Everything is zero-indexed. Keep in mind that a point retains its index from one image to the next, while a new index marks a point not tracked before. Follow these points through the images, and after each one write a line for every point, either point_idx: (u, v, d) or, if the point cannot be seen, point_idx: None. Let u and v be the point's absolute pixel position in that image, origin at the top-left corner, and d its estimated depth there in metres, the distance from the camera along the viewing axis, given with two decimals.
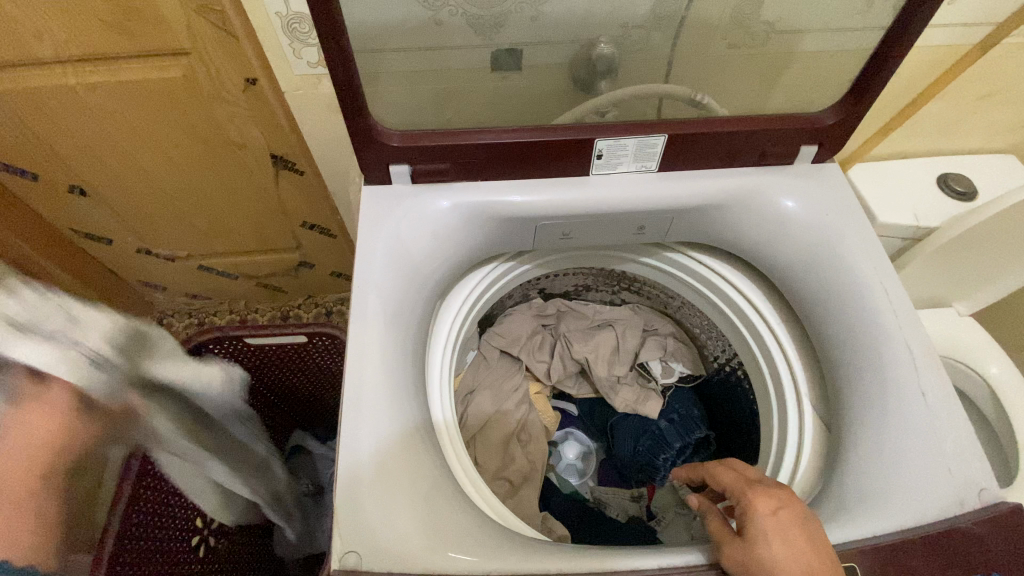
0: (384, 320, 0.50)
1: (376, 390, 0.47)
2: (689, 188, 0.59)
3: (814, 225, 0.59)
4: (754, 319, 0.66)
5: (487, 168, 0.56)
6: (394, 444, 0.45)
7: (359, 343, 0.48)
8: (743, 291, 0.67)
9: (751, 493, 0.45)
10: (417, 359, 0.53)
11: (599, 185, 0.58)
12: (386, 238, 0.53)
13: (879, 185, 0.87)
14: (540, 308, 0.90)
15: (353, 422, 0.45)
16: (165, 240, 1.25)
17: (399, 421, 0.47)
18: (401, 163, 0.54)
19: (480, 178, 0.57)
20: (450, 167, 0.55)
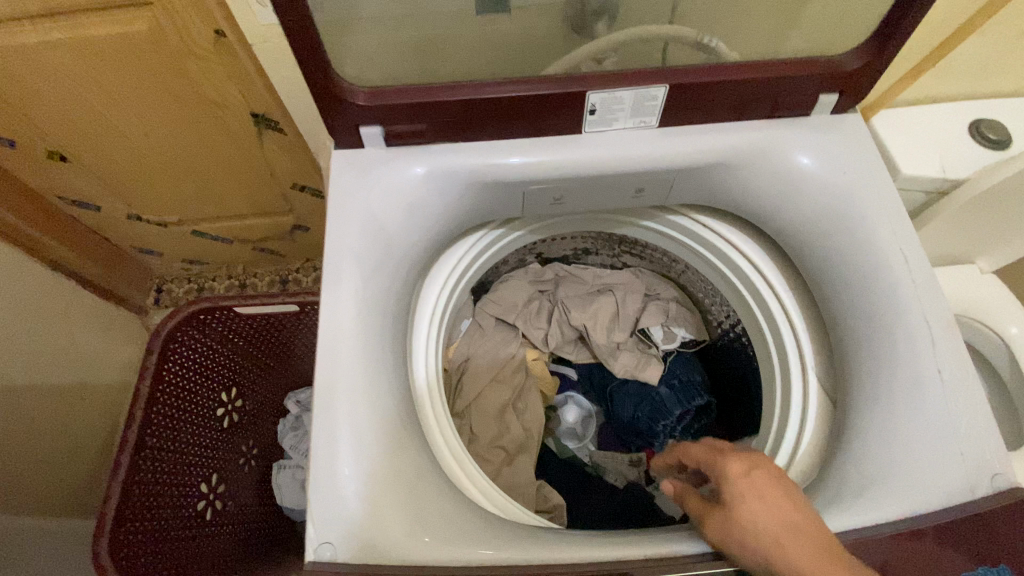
0: (359, 299, 0.46)
1: (351, 377, 0.44)
2: (692, 145, 0.54)
3: (831, 185, 0.54)
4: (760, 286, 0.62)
5: (469, 128, 0.51)
6: (375, 433, 0.43)
7: (332, 325, 0.46)
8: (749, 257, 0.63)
9: (723, 461, 0.45)
10: (398, 338, 0.50)
11: (593, 144, 0.53)
12: (360, 209, 0.49)
13: (905, 133, 0.80)
14: (537, 273, 0.87)
15: (328, 409, 0.43)
16: (154, 205, 1.22)
17: (378, 407, 0.45)
18: (372, 124, 0.49)
19: (461, 138, 0.52)
20: (427, 129, 0.50)
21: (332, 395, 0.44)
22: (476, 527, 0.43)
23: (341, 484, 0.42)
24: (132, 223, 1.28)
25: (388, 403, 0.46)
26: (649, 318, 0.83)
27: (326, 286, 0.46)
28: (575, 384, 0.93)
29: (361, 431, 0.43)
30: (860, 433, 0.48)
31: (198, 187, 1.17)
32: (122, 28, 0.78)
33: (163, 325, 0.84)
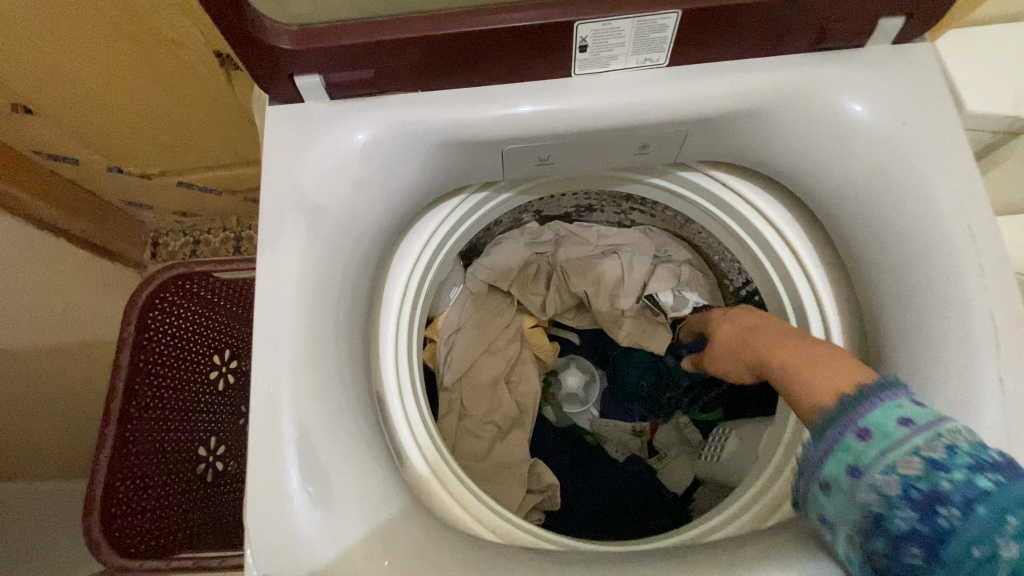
0: (299, 292, 0.41)
1: (294, 388, 0.40)
2: (709, 91, 0.43)
3: (887, 139, 0.43)
4: (784, 257, 0.53)
5: (428, 74, 0.42)
6: (325, 452, 0.40)
7: (270, 322, 0.41)
8: (774, 223, 0.54)
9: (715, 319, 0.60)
10: (354, 330, 0.45)
11: (584, 91, 0.43)
12: (299, 182, 0.42)
13: (979, 60, 0.66)
14: (535, 234, 0.78)
15: (271, 418, 0.39)
16: (135, 158, 1.14)
17: (328, 414, 0.41)
18: (309, 72, 0.40)
19: (421, 87, 0.43)
20: (376, 76, 0.41)
21: (275, 409, 0.40)
22: (441, 550, 0.40)
23: (291, 505, 0.39)
24: (115, 177, 1.19)
25: (340, 411, 0.41)
26: (658, 282, 0.75)
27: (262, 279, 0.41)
28: (578, 348, 0.86)
29: (308, 450, 0.39)
30: None
31: (175, 136, 1.08)
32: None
33: (139, 292, 0.80)
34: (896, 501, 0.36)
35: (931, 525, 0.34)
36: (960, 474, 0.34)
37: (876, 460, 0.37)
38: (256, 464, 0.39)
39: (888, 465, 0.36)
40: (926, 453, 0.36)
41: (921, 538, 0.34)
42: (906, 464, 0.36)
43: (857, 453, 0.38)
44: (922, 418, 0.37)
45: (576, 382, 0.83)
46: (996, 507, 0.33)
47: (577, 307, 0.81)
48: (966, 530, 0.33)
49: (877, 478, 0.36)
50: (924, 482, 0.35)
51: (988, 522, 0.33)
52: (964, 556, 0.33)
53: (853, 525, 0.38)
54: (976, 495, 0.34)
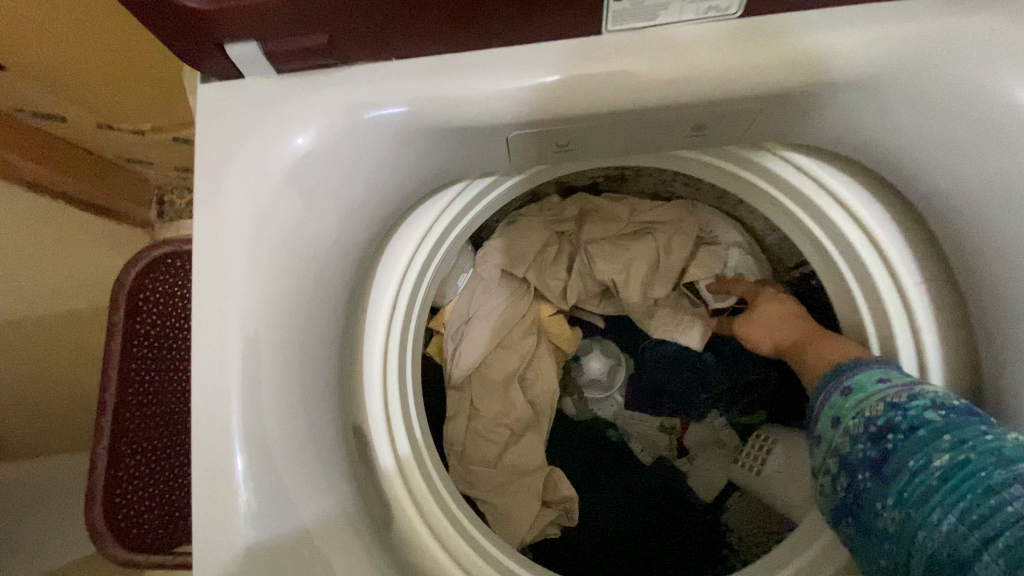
0: (246, 318, 0.35)
1: (253, 440, 0.35)
2: (795, 54, 0.33)
3: None
4: (868, 263, 0.43)
5: (400, 37, 0.32)
6: (302, 502, 0.36)
7: (213, 355, 0.34)
8: (855, 217, 0.42)
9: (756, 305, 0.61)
10: (314, 357, 0.39)
11: (618, 56, 0.33)
12: (246, 184, 0.34)
13: None
14: (556, 211, 0.68)
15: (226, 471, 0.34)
16: (126, 113, 1.02)
17: (287, 458, 0.36)
18: (246, 42, 0.31)
19: (394, 55, 0.33)
20: (333, 42, 0.32)
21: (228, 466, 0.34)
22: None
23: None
24: (108, 136, 1.09)
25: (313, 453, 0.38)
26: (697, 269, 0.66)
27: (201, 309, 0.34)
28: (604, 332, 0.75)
29: (282, 504, 0.35)
30: None
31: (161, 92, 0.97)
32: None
33: (124, 277, 0.73)
34: (856, 432, 0.39)
35: (882, 450, 0.38)
36: (911, 409, 0.38)
37: (848, 406, 0.41)
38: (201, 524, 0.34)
39: (856, 408, 0.40)
40: (888, 394, 0.39)
41: (874, 461, 0.38)
42: (869, 404, 0.40)
43: (836, 405, 0.42)
44: (899, 376, 0.41)
45: (598, 368, 0.74)
46: (935, 429, 0.36)
47: (603, 292, 0.71)
48: (910, 451, 0.36)
49: (848, 420, 0.40)
50: (881, 417, 0.38)
51: (927, 444, 0.36)
52: (904, 471, 0.36)
53: (828, 461, 0.41)
54: (922, 423, 0.37)
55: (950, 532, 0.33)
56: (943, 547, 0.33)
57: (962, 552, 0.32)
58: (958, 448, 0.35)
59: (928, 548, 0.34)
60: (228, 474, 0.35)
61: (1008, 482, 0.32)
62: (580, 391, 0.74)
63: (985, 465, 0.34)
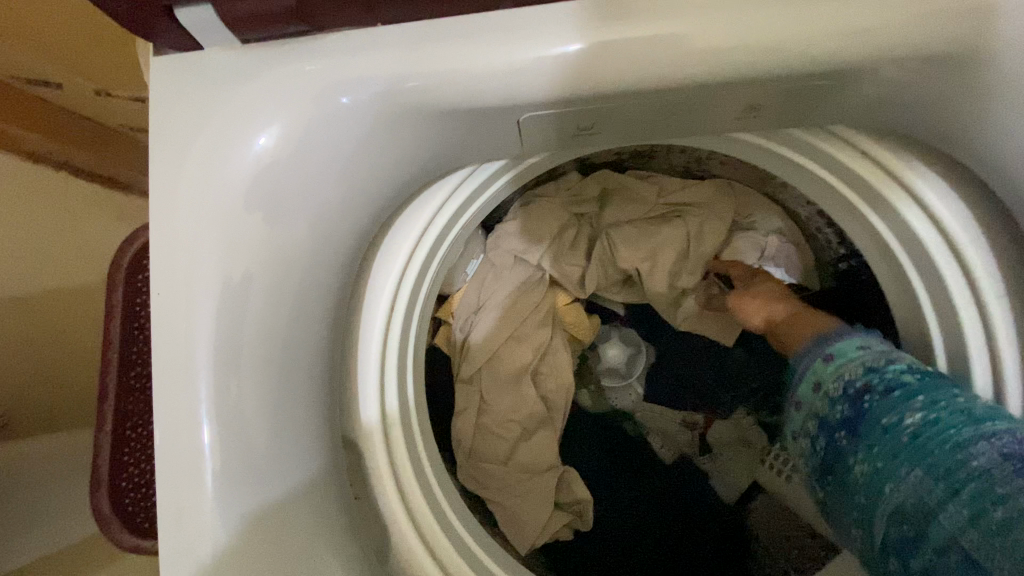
0: (223, 333, 0.31)
1: (230, 465, 0.31)
2: (860, 18, 0.27)
3: None
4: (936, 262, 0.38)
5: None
6: (292, 526, 0.33)
7: (188, 377, 0.31)
8: (926, 210, 0.37)
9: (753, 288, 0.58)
10: (300, 368, 0.35)
11: (653, 18, 0.27)
12: (213, 179, 0.29)
13: None
14: (576, 190, 0.61)
15: (201, 501, 0.31)
16: None
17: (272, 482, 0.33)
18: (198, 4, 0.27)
19: (380, 19, 0.28)
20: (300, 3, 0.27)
21: (203, 494, 0.31)
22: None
23: None
24: None
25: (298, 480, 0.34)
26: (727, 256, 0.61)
27: (164, 312, 0.30)
28: (624, 320, 0.69)
29: (268, 531, 0.32)
30: None
31: None
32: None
33: (119, 260, 0.70)
34: (834, 395, 0.41)
35: (858, 409, 0.39)
36: (889, 372, 0.39)
37: (828, 371, 0.43)
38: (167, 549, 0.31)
39: (836, 372, 0.42)
40: (868, 360, 0.41)
41: (850, 420, 0.39)
42: (849, 369, 0.41)
43: (817, 370, 0.44)
44: (877, 344, 0.43)
45: (616, 358, 0.69)
46: (909, 391, 0.38)
47: (625, 281, 0.66)
48: (885, 410, 0.38)
49: (828, 384, 0.42)
50: (859, 379, 0.40)
51: (901, 403, 0.37)
52: (878, 428, 0.38)
53: (807, 423, 0.43)
54: (899, 385, 0.38)
55: (916, 483, 0.35)
56: (909, 496, 0.35)
57: (928, 501, 0.34)
58: (930, 407, 0.36)
59: (895, 499, 0.35)
60: (202, 503, 0.31)
61: (974, 439, 0.34)
62: (596, 381, 0.69)
63: (954, 423, 0.35)
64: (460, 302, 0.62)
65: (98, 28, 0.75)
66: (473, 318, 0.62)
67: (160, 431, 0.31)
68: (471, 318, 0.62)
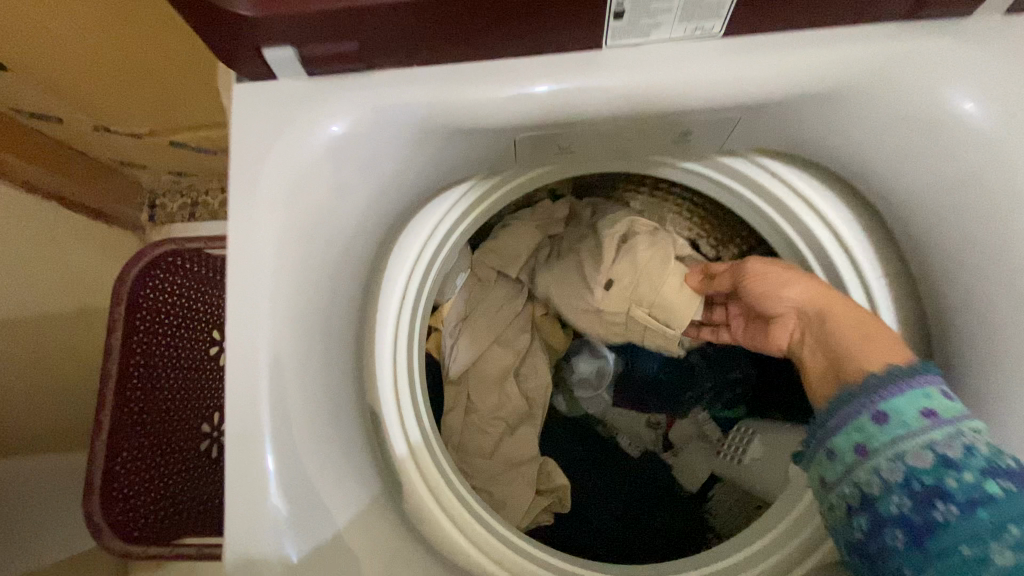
0: (278, 307, 0.37)
1: (278, 421, 0.37)
2: (778, 69, 0.35)
3: (995, 140, 0.36)
4: (838, 262, 0.48)
5: (425, 45, 0.35)
6: (322, 477, 0.39)
7: (250, 341, 0.37)
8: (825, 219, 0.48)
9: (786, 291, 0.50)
10: (331, 342, 0.42)
11: (620, 69, 0.36)
12: (278, 178, 0.37)
13: None
14: (548, 210, 0.71)
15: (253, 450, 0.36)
16: (121, 117, 1.03)
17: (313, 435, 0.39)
18: (283, 44, 0.33)
19: (417, 62, 0.36)
20: (365, 48, 0.34)
21: (256, 447, 0.36)
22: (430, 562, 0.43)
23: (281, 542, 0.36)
24: (105, 136, 1.10)
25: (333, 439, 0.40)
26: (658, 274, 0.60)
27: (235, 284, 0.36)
28: None
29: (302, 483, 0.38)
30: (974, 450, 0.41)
31: (162, 96, 0.98)
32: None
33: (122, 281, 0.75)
34: (891, 480, 0.37)
35: (927, 517, 0.35)
36: (968, 477, 0.35)
37: (887, 444, 0.37)
38: (235, 538, 0.36)
39: (897, 451, 0.37)
40: (943, 449, 0.36)
41: (913, 524, 0.35)
42: (915, 453, 0.36)
43: (871, 436, 0.38)
44: (947, 412, 0.37)
45: (587, 368, 0.75)
46: (999, 519, 0.33)
47: None
48: (963, 530, 0.34)
49: (882, 461, 0.37)
50: (930, 476, 0.35)
51: (986, 531, 0.33)
52: (954, 554, 0.34)
53: (845, 491, 0.39)
54: (981, 497, 0.34)
55: None
56: None
57: None
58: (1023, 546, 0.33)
59: None
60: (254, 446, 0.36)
61: None
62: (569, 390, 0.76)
63: None
64: (448, 310, 0.69)
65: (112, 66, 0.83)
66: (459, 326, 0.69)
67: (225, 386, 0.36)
68: (457, 326, 0.68)
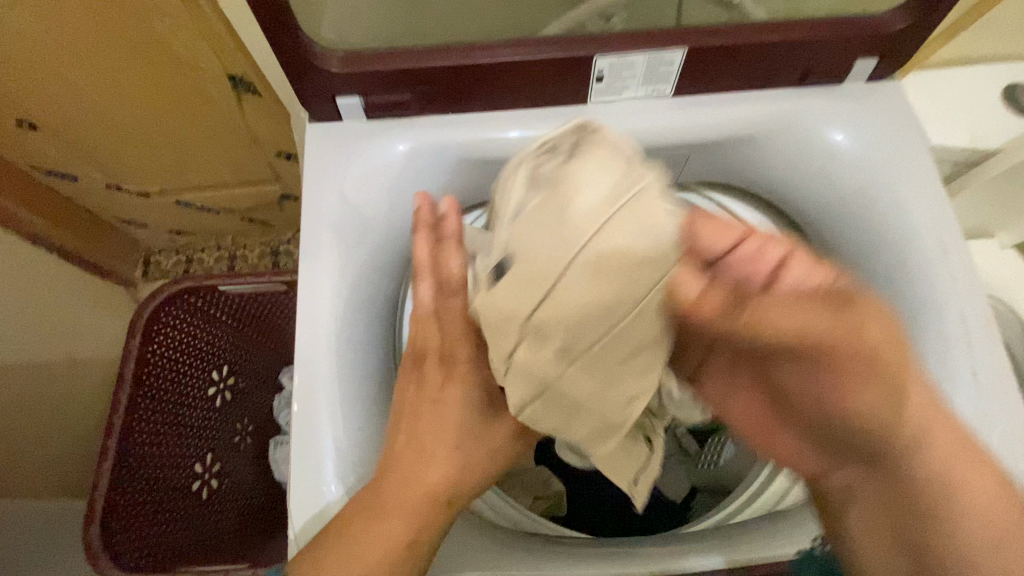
0: (337, 290, 0.45)
1: (336, 384, 0.45)
2: (713, 117, 0.49)
3: (863, 161, 0.48)
4: None
5: (456, 99, 0.47)
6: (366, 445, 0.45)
7: (310, 317, 0.45)
8: None
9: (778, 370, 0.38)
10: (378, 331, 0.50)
11: (598, 117, 0.49)
12: (340, 192, 0.47)
13: (935, 100, 0.72)
14: None
15: (309, 408, 0.43)
16: (135, 175, 1.11)
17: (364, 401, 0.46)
18: (349, 93, 0.45)
19: (449, 110, 0.48)
20: (412, 98, 0.46)
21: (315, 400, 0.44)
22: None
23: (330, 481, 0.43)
24: (115, 195, 1.17)
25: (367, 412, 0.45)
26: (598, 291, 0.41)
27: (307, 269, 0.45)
28: None
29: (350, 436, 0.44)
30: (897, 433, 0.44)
31: (179, 158, 1.07)
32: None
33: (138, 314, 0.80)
34: None
35: None
36: None
37: None
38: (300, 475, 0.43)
39: None
40: None
41: None
42: None
43: None
44: None
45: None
46: None
47: None
48: None
49: None
50: None
51: None
52: None
53: None
54: None
55: None
56: None
57: None
58: None
59: None
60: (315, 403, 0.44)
61: None
62: None
63: None
64: None
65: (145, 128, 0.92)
66: None
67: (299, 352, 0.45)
68: None
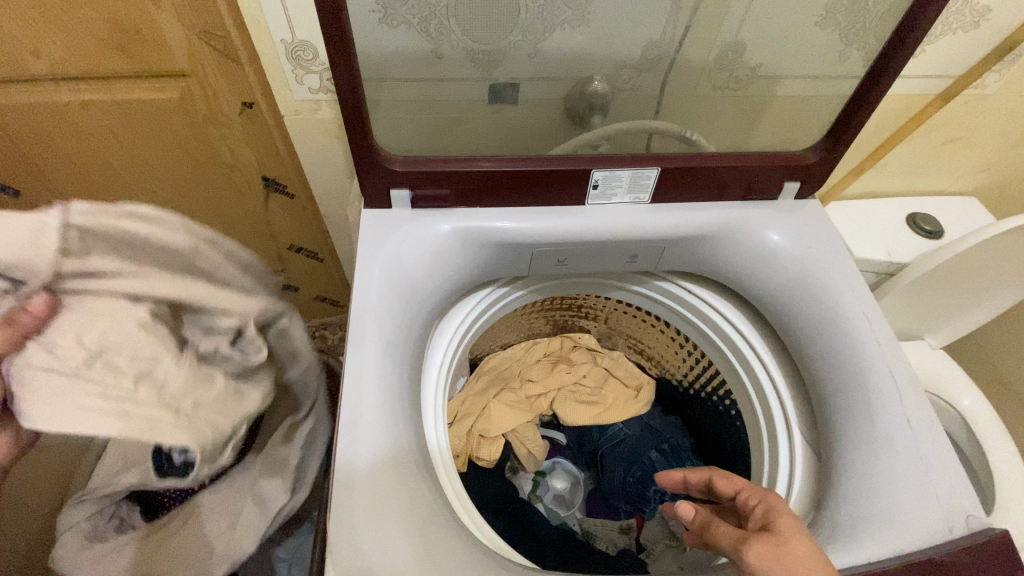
0: (383, 351, 0.51)
1: (369, 459, 0.45)
2: (680, 219, 0.61)
3: (800, 255, 0.60)
4: (743, 348, 0.65)
5: (487, 197, 0.60)
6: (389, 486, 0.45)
7: (355, 386, 0.48)
8: (731, 320, 0.66)
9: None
10: (410, 387, 0.53)
11: (594, 214, 0.61)
12: (385, 261, 0.56)
13: (854, 220, 0.90)
14: (538, 330, 0.91)
15: (348, 471, 0.45)
16: None
17: (398, 457, 0.46)
18: (402, 187, 0.58)
19: (484, 204, 0.60)
20: (450, 194, 0.59)
21: (350, 472, 0.45)
22: (472, 567, 0.44)
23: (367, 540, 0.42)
24: None
25: (390, 460, 0.46)
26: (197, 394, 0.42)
27: (361, 311, 0.52)
28: (565, 454, 0.90)
29: (376, 486, 0.44)
30: (849, 479, 0.49)
31: None
32: (146, 95, 0.76)
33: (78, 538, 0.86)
34: None
35: None
36: None
37: None
38: (347, 556, 0.42)
39: None
40: None
41: None
42: None
43: None
44: None
45: (561, 484, 0.88)
46: None
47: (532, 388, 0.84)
48: None
49: None
50: None
51: None
52: None
53: None
54: None
55: None
56: None
57: None
58: None
59: None
60: (357, 475, 0.45)
61: None
62: (546, 504, 0.85)
63: None
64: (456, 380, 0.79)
65: (187, 210, 0.97)
66: (461, 405, 0.80)
67: (345, 429, 0.46)
68: (458, 405, 0.80)
